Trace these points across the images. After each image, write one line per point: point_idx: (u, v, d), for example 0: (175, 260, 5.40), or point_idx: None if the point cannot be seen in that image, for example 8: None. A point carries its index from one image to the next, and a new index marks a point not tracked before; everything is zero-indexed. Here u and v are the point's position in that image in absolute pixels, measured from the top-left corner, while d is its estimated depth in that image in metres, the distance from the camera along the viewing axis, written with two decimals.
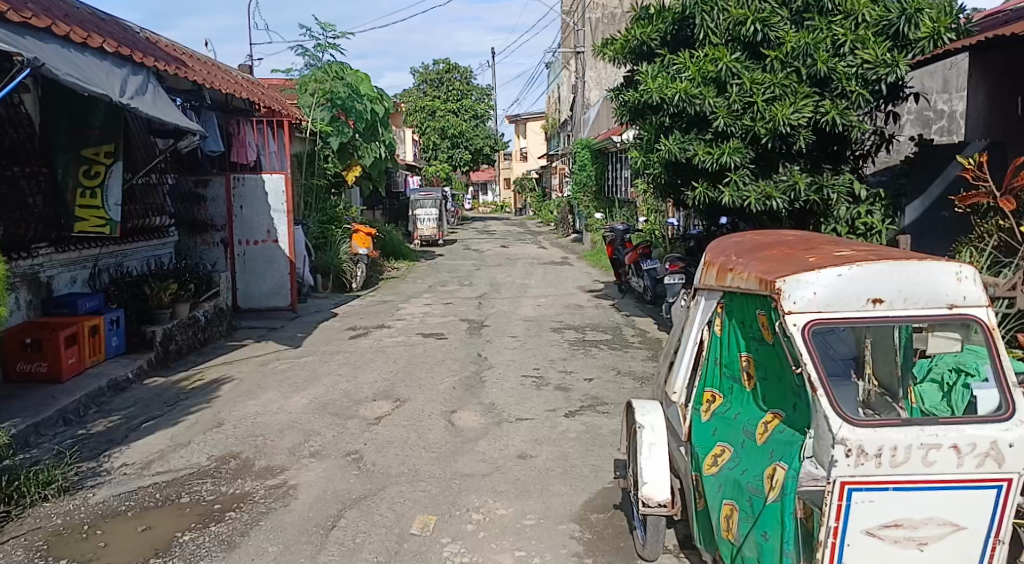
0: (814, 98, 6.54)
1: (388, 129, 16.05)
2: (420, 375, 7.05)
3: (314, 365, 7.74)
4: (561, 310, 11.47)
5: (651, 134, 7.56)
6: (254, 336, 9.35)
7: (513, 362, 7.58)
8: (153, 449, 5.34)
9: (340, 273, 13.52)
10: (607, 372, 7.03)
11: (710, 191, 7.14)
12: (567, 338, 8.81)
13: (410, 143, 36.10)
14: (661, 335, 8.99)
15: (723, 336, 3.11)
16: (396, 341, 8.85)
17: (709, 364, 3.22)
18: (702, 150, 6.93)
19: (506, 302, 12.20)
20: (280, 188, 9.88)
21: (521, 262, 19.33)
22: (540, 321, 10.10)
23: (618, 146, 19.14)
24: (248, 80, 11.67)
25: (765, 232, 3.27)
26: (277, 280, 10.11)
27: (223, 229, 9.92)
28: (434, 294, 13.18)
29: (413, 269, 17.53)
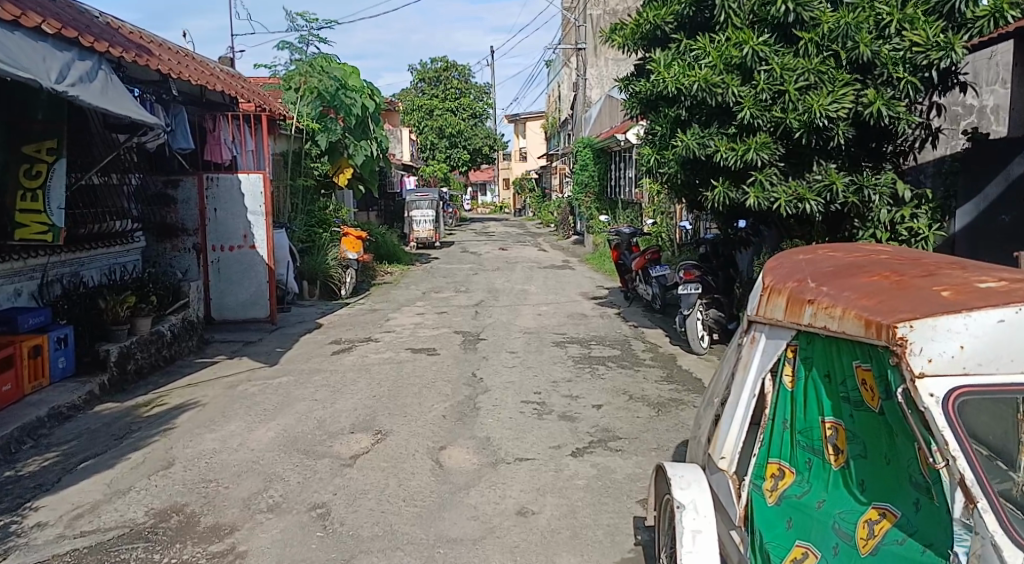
0: (856, 86, 5.66)
1: (380, 127, 15.25)
2: (406, 401, 6.22)
3: (289, 387, 6.92)
4: (564, 320, 10.64)
5: (665, 128, 6.71)
6: (227, 351, 8.53)
7: (512, 383, 6.75)
8: (85, 499, 4.51)
9: (328, 279, 12.68)
10: (618, 398, 6.21)
11: (732, 191, 6.27)
12: (571, 355, 7.98)
13: (407, 142, 35.27)
14: (675, 350, 8.16)
15: (793, 391, 2.46)
16: (383, 358, 8.02)
17: (769, 426, 2.51)
18: (724, 145, 6.07)
19: (505, 311, 11.37)
20: (257, 188, 9.07)
21: (521, 265, 18.49)
22: (540, 334, 9.27)
23: (622, 145, 18.30)
24: (226, 74, 10.86)
25: (845, 250, 2.58)
26: (254, 288, 9.28)
27: (195, 234, 9.09)
28: (428, 302, 12.35)
29: (407, 274, 16.68)
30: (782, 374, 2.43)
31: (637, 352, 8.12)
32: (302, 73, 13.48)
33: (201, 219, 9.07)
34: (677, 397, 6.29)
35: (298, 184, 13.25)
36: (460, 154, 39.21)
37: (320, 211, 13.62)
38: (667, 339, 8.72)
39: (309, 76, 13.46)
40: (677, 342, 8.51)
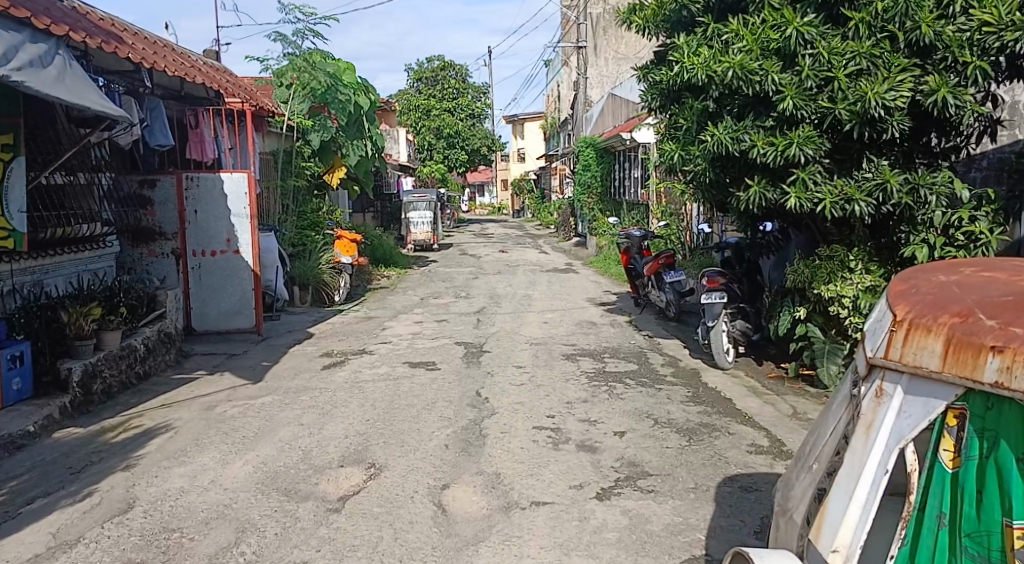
0: (915, 72, 4.95)
1: (374, 125, 14.52)
2: (404, 426, 5.53)
3: (273, 409, 6.23)
4: (573, 329, 9.95)
5: (693, 122, 6.03)
6: (208, 366, 7.83)
7: (522, 405, 6.06)
8: (23, 554, 3.81)
9: (321, 285, 11.98)
10: (641, 422, 5.52)
11: (769, 190, 5.58)
12: (584, 370, 7.30)
13: (404, 143, 34.56)
14: (697, 364, 7.48)
15: (958, 477, 1.90)
16: (378, 373, 7.33)
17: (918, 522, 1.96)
18: (761, 140, 5.38)
19: (509, 320, 10.69)
20: (241, 189, 8.38)
21: (522, 269, 17.80)
22: (548, 345, 8.58)
23: (627, 144, 17.63)
24: (209, 65, 10.15)
25: (993, 279, 2.01)
26: (238, 297, 8.58)
27: (174, 238, 8.39)
28: (427, 309, 11.66)
29: (405, 279, 15.99)
30: (945, 449, 1.91)
31: (656, 367, 7.44)
32: (296, 68, 12.63)
33: (181, 222, 8.38)
34: (708, 422, 5.61)
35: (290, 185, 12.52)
36: (458, 154, 38.52)
37: (313, 214, 12.89)
38: (687, 352, 8.05)
39: (303, 71, 12.63)
40: (698, 355, 7.83)
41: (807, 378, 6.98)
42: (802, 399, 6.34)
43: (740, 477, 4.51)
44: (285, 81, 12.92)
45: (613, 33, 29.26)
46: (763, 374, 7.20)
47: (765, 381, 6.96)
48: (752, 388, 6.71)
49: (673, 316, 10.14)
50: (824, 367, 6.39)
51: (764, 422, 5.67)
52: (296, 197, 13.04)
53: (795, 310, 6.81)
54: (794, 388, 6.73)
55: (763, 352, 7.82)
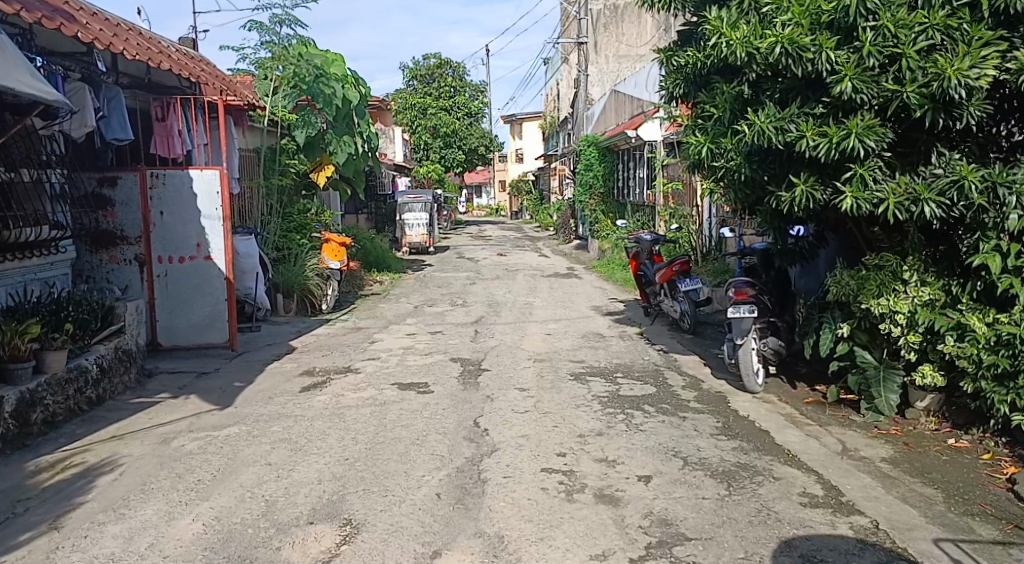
0: (1002, 47, 4.11)
1: (365, 119, 13.65)
2: (388, 468, 4.68)
3: (239, 443, 5.37)
4: (578, 343, 9.10)
5: (727, 110, 5.22)
6: (172, 388, 6.98)
7: (528, 439, 5.21)
8: None
9: (307, 293, 11.12)
10: (668, 463, 4.69)
11: (819, 190, 4.77)
12: (596, 393, 6.45)
13: (400, 142, 33.76)
14: (723, 387, 6.64)
15: None
16: (362, 396, 6.48)
17: None
18: (812, 130, 4.57)
19: (509, 331, 9.84)
20: (212, 187, 7.53)
21: (522, 274, 16.97)
22: (553, 363, 7.72)
23: (633, 142, 16.81)
24: (181, 52, 9.28)
25: None
26: (209, 308, 7.74)
27: (137, 243, 7.56)
28: (420, 319, 10.82)
29: (398, 284, 15.16)
30: None
31: (678, 390, 6.58)
32: (280, 59, 12.03)
33: (145, 225, 7.53)
34: (746, 462, 4.78)
35: (273, 185, 11.73)
36: (455, 154, 37.71)
37: (299, 216, 12.04)
38: (710, 371, 7.20)
39: (288, 63, 12.01)
40: (723, 376, 6.98)
41: (850, 403, 6.16)
42: (849, 432, 5.50)
43: (798, 543, 3.68)
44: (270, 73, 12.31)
45: (614, 30, 28.51)
46: (799, 400, 6.36)
47: (802, 408, 6.12)
48: (789, 417, 5.87)
49: (689, 328, 9.29)
50: (882, 398, 5.68)
51: (812, 462, 4.84)
52: (281, 197, 12.28)
53: (837, 327, 5.98)
54: (836, 417, 5.89)
55: (794, 371, 7.00)
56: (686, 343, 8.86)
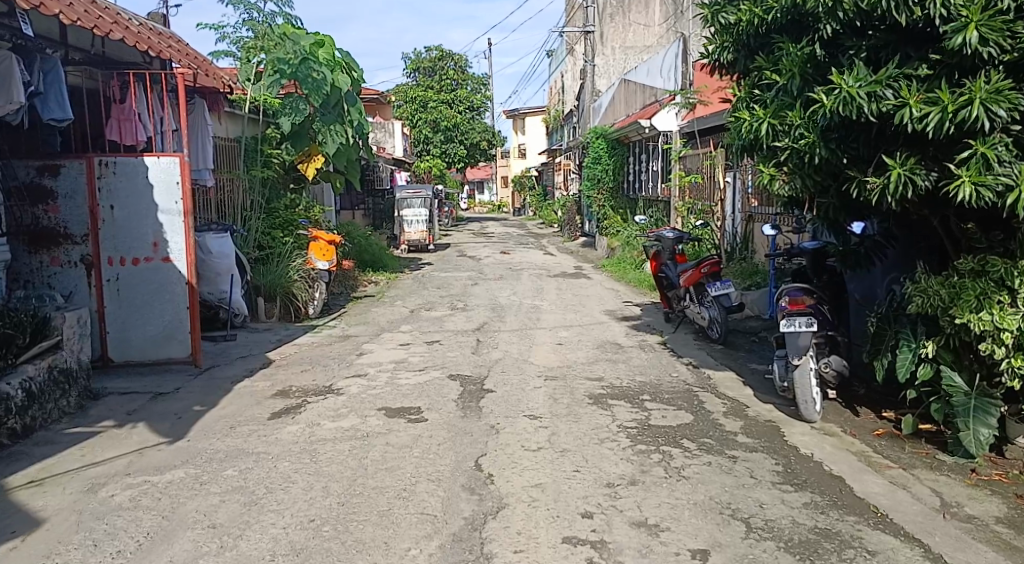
0: None
1: (359, 109, 12.32)
2: (364, 536, 3.62)
3: (183, 492, 4.31)
4: (594, 355, 8.00)
5: (794, 76, 4.24)
6: (121, 413, 5.91)
7: (543, 490, 4.14)
8: None
9: (290, 297, 10.05)
10: (728, 531, 3.62)
11: (921, 174, 3.80)
12: (623, 423, 5.38)
13: (400, 136, 32.77)
14: (773, 416, 5.57)
15: None
16: (342, 425, 5.41)
17: None
18: (917, 97, 3.63)
19: (515, 341, 8.78)
20: (172, 177, 6.49)
21: (528, 273, 15.90)
22: (568, 382, 6.63)
23: (646, 133, 15.70)
24: (148, 27, 8.22)
25: None
26: (169, 317, 6.67)
27: (84, 242, 6.49)
28: (416, 325, 9.74)
29: (394, 286, 14.09)
30: None
31: (719, 419, 5.50)
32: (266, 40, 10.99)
33: (93, 221, 6.46)
34: (827, 528, 3.72)
35: (255, 177, 10.66)
36: (457, 149, 36.61)
37: (284, 212, 10.96)
38: (754, 395, 6.11)
39: (273, 44, 11.07)
40: (772, 401, 5.90)
41: (931, 440, 5.09)
42: (942, 479, 4.43)
43: None
44: (259, 56, 11.33)
45: (621, 20, 27.36)
46: (867, 432, 5.30)
47: (875, 445, 5.04)
48: (862, 457, 4.80)
49: (718, 338, 8.22)
50: (969, 432, 4.57)
51: (910, 526, 3.78)
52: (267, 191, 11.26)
53: (919, 346, 4.95)
54: (919, 457, 4.82)
55: (853, 395, 6.00)
56: (717, 356, 7.79)
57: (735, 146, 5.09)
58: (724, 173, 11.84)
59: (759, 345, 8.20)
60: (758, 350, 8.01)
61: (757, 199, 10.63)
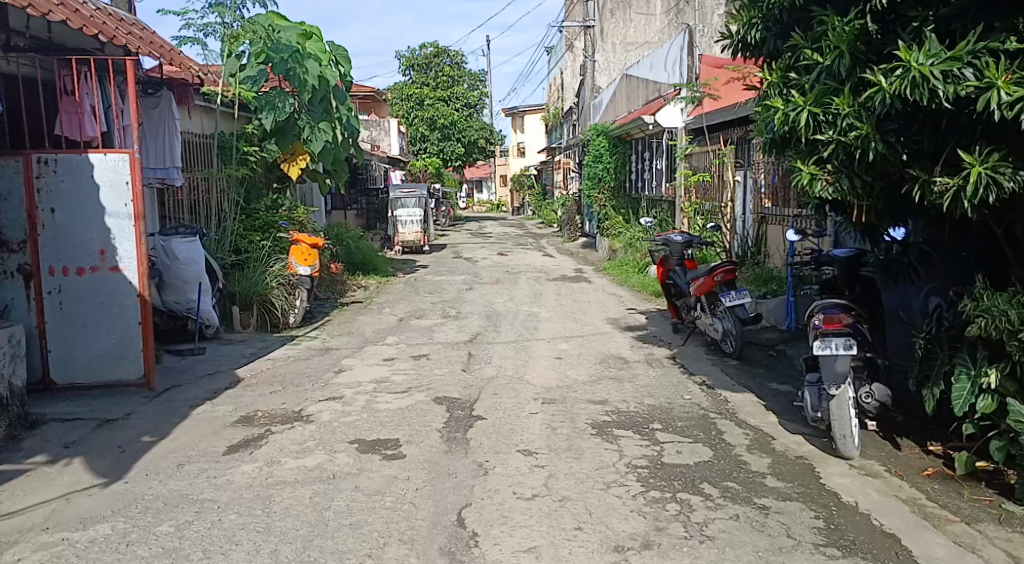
0: None
1: (347, 105, 11.41)
2: None
3: (104, 556, 3.56)
4: (596, 372, 7.25)
5: (841, 55, 3.58)
6: (57, 445, 5.17)
7: (539, 556, 3.40)
8: None
9: (267, 305, 9.33)
10: None
11: (1006, 173, 3.16)
12: (632, 462, 4.64)
13: (395, 134, 32.04)
14: (805, 453, 4.84)
15: None
16: (306, 462, 4.67)
17: None
18: (1009, 78, 2.95)
19: (510, 355, 8.03)
20: (120, 176, 5.78)
21: (525, 276, 15.16)
22: (568, 406, 5.88)
23: (649, 130, 14.94)
24: (105, 11, 7.50)
25: None
26: (118, 335, 5.94)
27: (22, 250, 5.78)
28: (403, 336, 9.00)
29: (384, 291, 13.36)
30: None
31: (743, 456, 4.75)
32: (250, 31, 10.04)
33: (31, 226, 5.76)
34: None
35: (231, 175, 9.94)
36: (454, 147, 35.85)
37: (263, 214, 10.32)
38: (780, 426, 5.36)
39: (257, 35, 10.02)
40: (801, 434, 5.16)
41: (991, 483, 4.36)
42: (1016, 539, 3.70)
43: None
44: (239, 47, 10.30)
45: (622, 15, 26.60)
46: (915, 473, 4.56)
47: (927, 490, 4.31)
48: (916, 509, 4.05)
49: (733, 353, 7.48)
50: None
51: None
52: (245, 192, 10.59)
53: (980, 376, 4.23)
54: (982, 507, 4.07)
55: (893, 424, 5.24)
56: (733, 374, 7.03)
57: (762, 140, 4.41)
58: (733, 171, 11.19)
59: (778, 362, 7.45)
60: (778, 367, 7.26)
61: (770, 200, 9.94)
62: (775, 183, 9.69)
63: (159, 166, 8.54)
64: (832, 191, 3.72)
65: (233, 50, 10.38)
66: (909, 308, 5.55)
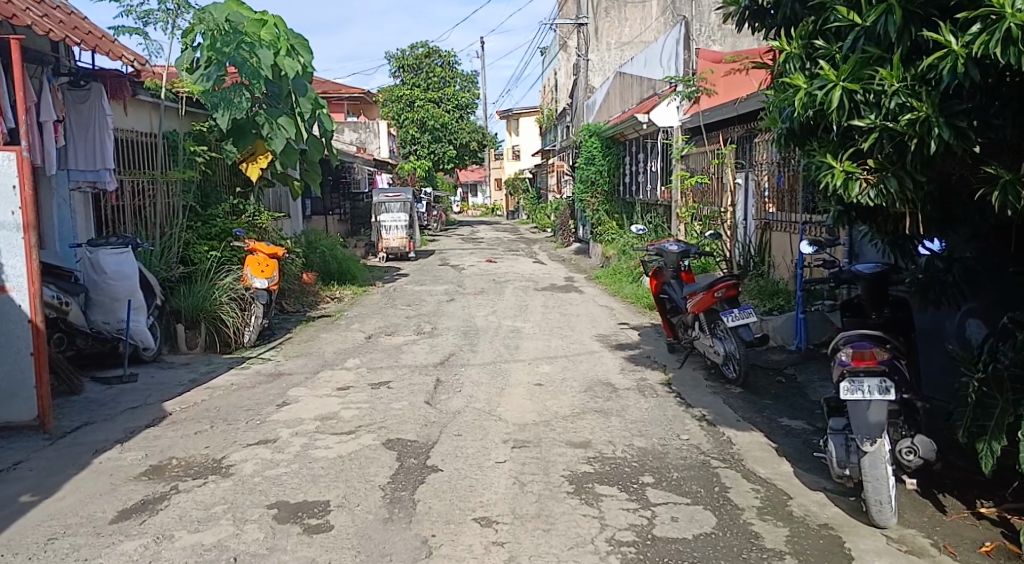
0: None
1: (311, 98, 10.56)
2: None
3: None
4: (580, 402, 6.29)
5: (886, 15, 2.70)
6: None
7: None
8: None
9: (216, 324, 8.37)
10: None
11: None
12: (615, 535, 3.69)
13: (384, 136, 31.13)
14: (830, 520, 3.89)
15: None
16: (206, 537, 3.72)
17: None
18: None
19: (484, 380, 7.08)
20: (7, 179, 4.97)
21: (512, 286, 14.20)
22: (543, 451, 4.93)
23: (644, 129, 14.03)
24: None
25: None
26: (7, 369, 5.11)
27: None
28: (367, 356, 8.04)
29: (359, 302, 12.42)
30: None
31: (754, 525, 3.81)
32: (201, 21, 9.34)
33: None
34: None
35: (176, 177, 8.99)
36: (445, 150, 34.94)
37: (220, 221, 9.55)
38: (797, 480, 4.41)
39: (207, 24, 9.31)
40: (823, 493, 4.21)
41: None
42: None
43: None
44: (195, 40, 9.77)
45: (618, 14, 25.56)
46: (970, 548, 3.62)
47: None
48: None
49: (738, 379, 6.54)
50: None
51: None
52: (202, 196, 10.25)
53: None
54: None
55: (933, 476, 4.32)
56: (736, 406, 6.09)
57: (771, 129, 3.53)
58: (734, 173, 10.35)
59: (788, 390, 6.50)
60: (788, 398, 6.31)
61: (774, 205, 9.08)
62: (782, 185, 8.84)
63: (88, 167, 7.69)
64: (874, 195, 2.87)
65: (191, 44, 9.82)
66: (942, 332, 5.05)
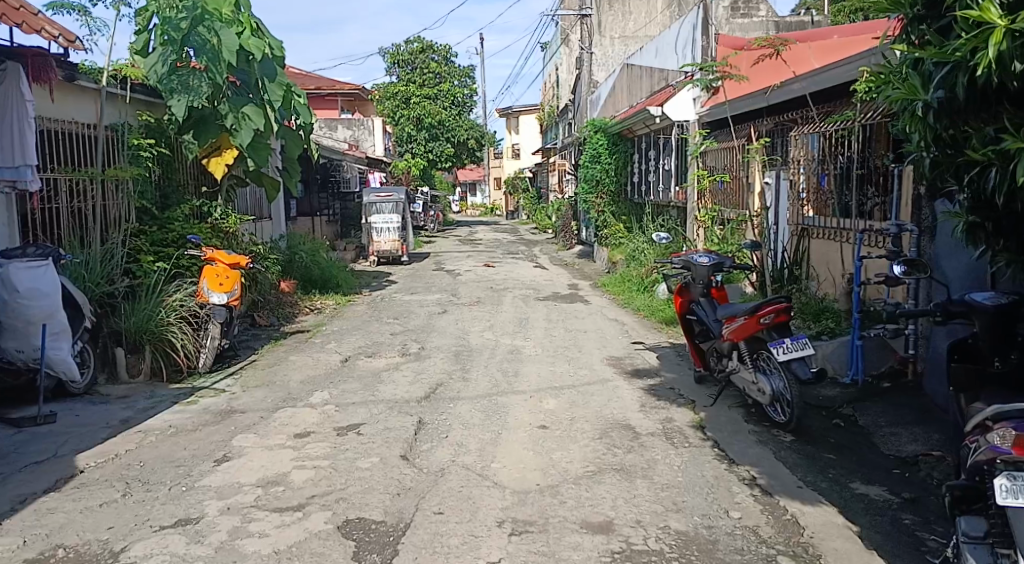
0: None
1: (282, 83, 9.33)
2: None
3: None
4: (595, 455, 5.05)
5: None
6: None
7: None
8: None
9: (164, 348, 7.16)
10: None
11: None
12: None
13: (379, 134, 29.88)
14: None
15: None
16: None
17: None
18: None
19: (476, 421, 5.82)
20: None
21: (512, 295, 12.94)
22: (551, 541, 3.69)
23: (656, 124, 12.81)
24: None
25: None
26: None
27: None
28: (338, 387, 6.77)
29: (341, 315, 11.16)
30: None
31: None
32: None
33: None
34: None
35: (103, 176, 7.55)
36: (442, 148, 33.71)
37: (178, 225, 8.39)
38: None
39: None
40: None
41: None
42: None
43: None
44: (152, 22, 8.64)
45: (620, 6, 24.51)
46: None
47: None
48: None
49: (790, 425, 5.30)
50: None
51: None
52: (161, 197, 9.21)
53: None
54: None
55: None
56: (792, 463, 4.85)
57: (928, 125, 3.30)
58: (763, 172, 9.13)
59: (851, 439, 5.26)
60: (855, 451, 5.07)
61: (814, 208, 7.87)
62: (824, 185, 7.63)
63: (6, 164, 6.38)
64: None
65: (146, 25, 8.65)
66: None
